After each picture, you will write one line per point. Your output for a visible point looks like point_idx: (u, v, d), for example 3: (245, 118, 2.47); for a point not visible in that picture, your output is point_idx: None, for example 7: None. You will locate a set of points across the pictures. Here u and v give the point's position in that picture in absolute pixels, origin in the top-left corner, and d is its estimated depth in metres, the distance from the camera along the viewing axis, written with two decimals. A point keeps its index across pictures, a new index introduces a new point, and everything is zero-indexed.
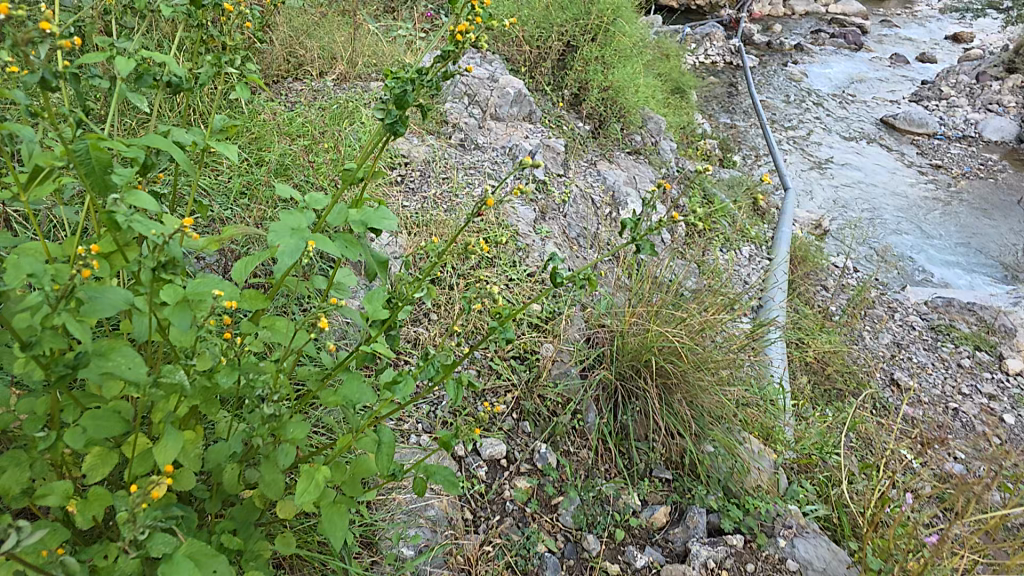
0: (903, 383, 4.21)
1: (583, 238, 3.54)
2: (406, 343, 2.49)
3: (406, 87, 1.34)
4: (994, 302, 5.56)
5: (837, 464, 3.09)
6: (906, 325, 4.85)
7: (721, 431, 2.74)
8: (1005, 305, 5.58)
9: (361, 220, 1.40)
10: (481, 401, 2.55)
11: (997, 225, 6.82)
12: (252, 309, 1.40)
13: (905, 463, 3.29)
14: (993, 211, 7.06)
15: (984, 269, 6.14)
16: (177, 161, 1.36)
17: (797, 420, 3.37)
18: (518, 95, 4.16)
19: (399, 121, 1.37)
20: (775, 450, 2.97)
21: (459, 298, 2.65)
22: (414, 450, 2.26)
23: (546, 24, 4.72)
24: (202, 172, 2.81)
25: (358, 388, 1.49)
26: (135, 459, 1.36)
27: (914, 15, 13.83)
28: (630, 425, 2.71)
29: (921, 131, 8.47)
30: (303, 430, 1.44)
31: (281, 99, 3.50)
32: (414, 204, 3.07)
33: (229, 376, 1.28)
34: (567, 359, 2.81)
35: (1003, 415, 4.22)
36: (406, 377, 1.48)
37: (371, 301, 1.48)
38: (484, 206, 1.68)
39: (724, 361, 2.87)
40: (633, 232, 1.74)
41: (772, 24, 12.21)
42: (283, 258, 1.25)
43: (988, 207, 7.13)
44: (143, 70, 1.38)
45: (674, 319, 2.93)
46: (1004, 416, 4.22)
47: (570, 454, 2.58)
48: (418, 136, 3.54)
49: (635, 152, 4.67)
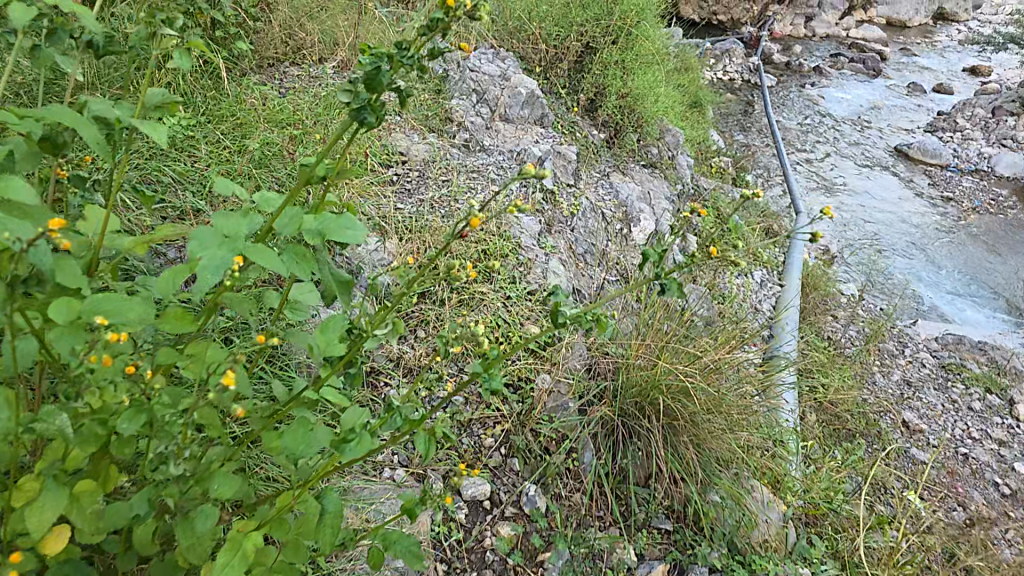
0: (912, 425, 3.86)
1: (590, 254, 3.25)
2: (387, 362, 2.21)
3: (380, 65, 1.07)
4: (1003, 342, 5.25)
5: (850, 517, 2.67)
6: (916, 362, 4.53)
7: (729, 479, 2.42)
8: (1015, 346, 5.27)
9: (319, 229, 1.12)
10: (467, 433, 2.25)
11: (1007, 260, 6.50)
12: (174, 333, 1.14)
13: (915, 520, 2.97)
14: (1001, 246, 6.75)
15: (989, 304, 5.84)
16: (88, 146, 1.12)
17: (804, 462, 2.92)
18: (530, 96, 3.86)
19: (369, 106, 1.10)
20: (784, 499, 2.60)
21: (450, 316, 2.38)
22: (386, 488, 1.96)
23: (564, 23, 4.43)
24: (176, 158, 2.56)
25: (304, 436, 1.18)
26: (17, 511, 1.08)
27: (935, 46, 13.51)
28: (630, 468, 2.38)
29: (936, 162, 8.16)
30: (232, 485, 1.13)
31: (273, 85, 3.25)
32: (409, 207, 2.80)
33: (129, 423, 1.01)
34: (565, 391, 2.48)
35: (1015, 464, 3.87)
36: (359, 433, 1.14)
37: (323, 332, 1.16)
38: (472, 224, 1.39)
39: (737, 404, 2.56)
40: (656, 266, 1.42)
41: (794, 45, 11.93)
42: (204, 275, 0.97)
43: (996, 242, 6.81)
44: (59, 25, 1.21)
45: (683, 354, 2.62)
46: (1016, 465, 3.86)
47: (562, 499, 2.26)
48: (418, 133, 3.26)
49: (650, 165, 4.39)
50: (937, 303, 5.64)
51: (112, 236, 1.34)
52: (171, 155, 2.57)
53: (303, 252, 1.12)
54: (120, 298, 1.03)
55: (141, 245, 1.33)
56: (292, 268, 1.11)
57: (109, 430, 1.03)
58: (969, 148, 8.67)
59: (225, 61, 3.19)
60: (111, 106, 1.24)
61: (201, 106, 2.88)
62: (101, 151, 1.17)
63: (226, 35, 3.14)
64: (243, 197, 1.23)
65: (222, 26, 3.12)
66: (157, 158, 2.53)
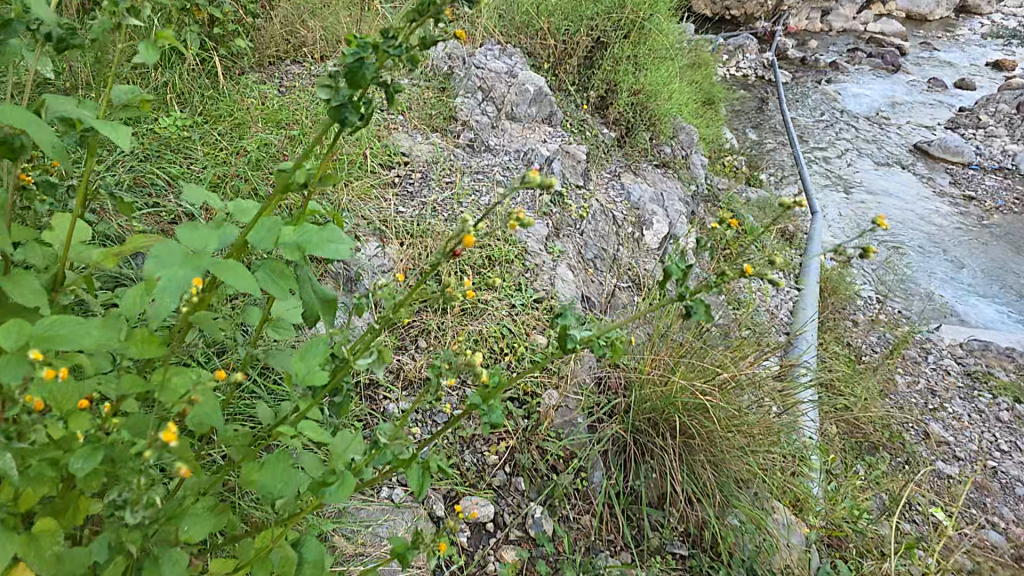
0: (935, 437, 3.75)
1: (601, 260, 3.12)
2: (387, 374, 2.10)
3: (362, 55, 0.95)
4: None
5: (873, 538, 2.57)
6: (939, 369, 4.39)
7: (748, 501, 2.30)
8: None
9: (297, 242, 1.00)
10: (470, 450, 2.14)
11: None
12: (142, 357, 0.99)
13: (944, 541, 2.82)
14: None
15: (1015, 307, 5.62)
16: (40, 148, 1.00)
17: (826, 479, 2.79)
18: (538, 94, 3.73)
19: (350, 102, 0.99)
20: (806, 520, 2.48)
21: (452, 327, 2.26)
22: (384, 510, 1.85)
23: (574, 16, 4.28)
24: (172, 160, 2.48)
25: (282, 474, 1.09)
26: None
27: (956, 40, 13.17)
28: (642, 489, 2.27)
29: (957, 160, 7.91)
30: (203, 526, 1.05)
31: (273, 83, 3.13)
32: (411, 211, 2.68)
33: (83, 461, 0.89)
34: (574, 406, 2.38)
35: None
36: (341, 474, 1.03)
37: (303, 358, 1.04)
38: (466, 240, 1.25)
39: (756, 422, 2.44)
40: (679, 285, 1.29)
41: (808, 41, 11.69)
42: (164, 300, 0.85)
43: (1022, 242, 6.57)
44: (15, 17, 1.09)
45: (700, 369, 2.49)
46: None
47: (570, 521, 2.14)
48: (421, 133, 3.14)
49: (663, 164, 4.25)
50: (960, 306, 5.45)
51: (80, 247, 1.21)
52: (165, 157, 2.48)
53: (281, 267, 1.01)
54: (74, 321, 0.92)
55: (110, 258, 1.17)
56: (267, 285, 1.00)
57: (59, 472, 0.92)
58: (992, 145, 8.39)
59: (223, 59, 3.09)
60: (72, 105, 1.13)
61: (198, 107, 2.79)
62: (56, 156, 1.05)
63: (224, 32, 3.09)
64: (216, 206, 1.12)
65: (220, 23, 3.07)
66: (149, 161, 2.44)
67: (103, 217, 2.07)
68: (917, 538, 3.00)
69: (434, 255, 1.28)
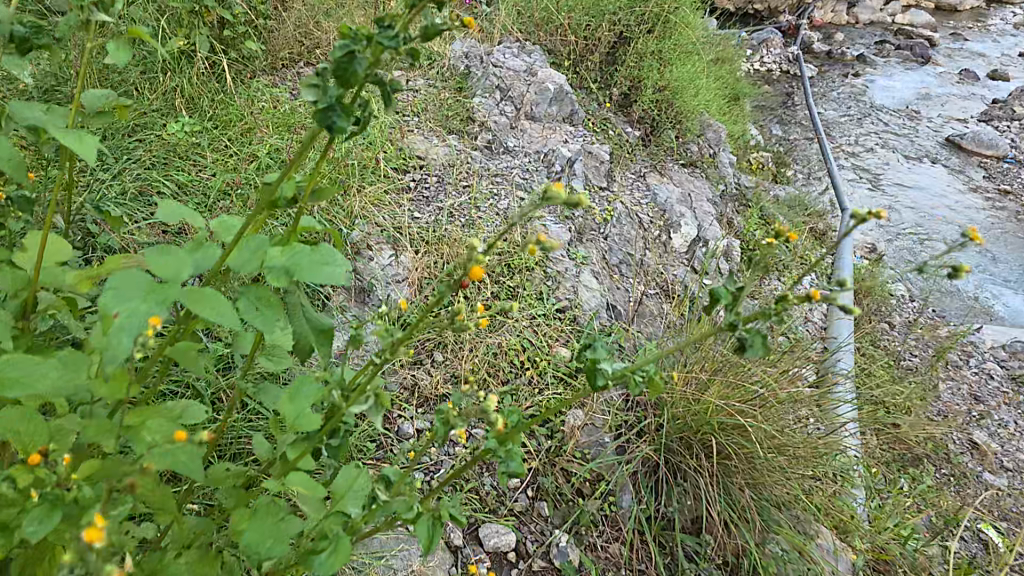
0: (983, 448, 3.50)
1: (626, 265, 2.95)
2: (402, 392, 1.97)
3: (351, 50, 0.82)
4: None
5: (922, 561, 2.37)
6: (984, 374, 4.13)
7: (790, 526, 2.12)
8: None
9: (286, 267, 0.86)
10: (489, 472, 1.99)
11: None
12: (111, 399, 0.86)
13: (1000, 564, 2.60)
14: None
15: None
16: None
17: (870, 498, 2.59)
18: (559, 92, 3.56)
19: (339, 104, 0.85)
20: (851, 544, 2.29)
21: (472, 341, 2.13)
22: (398, 539, 1.71)
23: (596, 11, 4.13)
24: (179, 165, 2.39)
25: (271, 530, 0.95)
26: None
27: (987, 29, 12.66)
28: (676, 515, 2.09)
29: (991, 153, 7.54)
30: None
31: (284, 85, 3.02)
32: (427, 216, 2.55)
33: (38, 524, 0.77)
34: (601, 425, 2.23)
35: None
36: (335, 539, 0.92)
37: (293, 401, 0.95)
38: (476, 269, 1.10)
39: (801, 442, 2.24)
40: (729, 311, 1.14)
41: (835, 33, 11.33)
42: (119, 341, 0.73)
43: None
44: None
45: (737, 385, 2.31)
46: None
47: (597, 550, 1.98)
48: (437, 136, 3.00)
49: (690, 164, 4.06)
50: (1002, 306, 5.16)
51: (51, 269, 1.09)
52: (172, 164, 2.39)
53: (266, 294, 0.88)
54: (31, 362, 0.83)
55: (84, 281, 1.06)
56: (252, 317, 0.87)
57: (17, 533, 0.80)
58: None
59: (233, 62, 3.00)
60: (40, 111, 1.01)
61: (208, 112, 2.69)
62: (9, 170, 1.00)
63: (234, 35, 2.98)
64: (196, 224, 1.01)
65: (230, 24, 2.98)
66: (155, 168, 2.36)
67: (103, 228, 1.97)
68: (968, 559, 2.78)
69: (440, 285, 1.13)
